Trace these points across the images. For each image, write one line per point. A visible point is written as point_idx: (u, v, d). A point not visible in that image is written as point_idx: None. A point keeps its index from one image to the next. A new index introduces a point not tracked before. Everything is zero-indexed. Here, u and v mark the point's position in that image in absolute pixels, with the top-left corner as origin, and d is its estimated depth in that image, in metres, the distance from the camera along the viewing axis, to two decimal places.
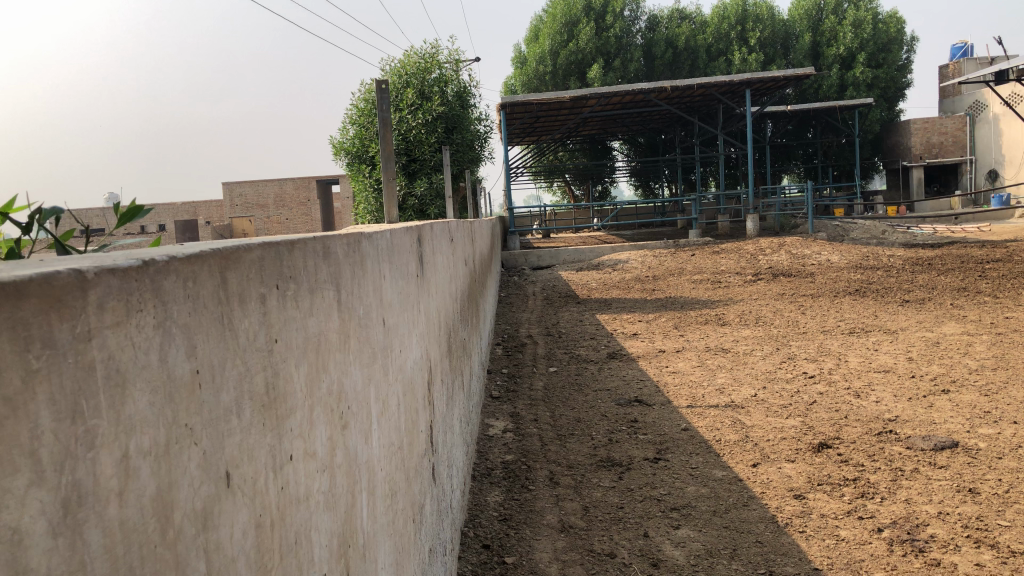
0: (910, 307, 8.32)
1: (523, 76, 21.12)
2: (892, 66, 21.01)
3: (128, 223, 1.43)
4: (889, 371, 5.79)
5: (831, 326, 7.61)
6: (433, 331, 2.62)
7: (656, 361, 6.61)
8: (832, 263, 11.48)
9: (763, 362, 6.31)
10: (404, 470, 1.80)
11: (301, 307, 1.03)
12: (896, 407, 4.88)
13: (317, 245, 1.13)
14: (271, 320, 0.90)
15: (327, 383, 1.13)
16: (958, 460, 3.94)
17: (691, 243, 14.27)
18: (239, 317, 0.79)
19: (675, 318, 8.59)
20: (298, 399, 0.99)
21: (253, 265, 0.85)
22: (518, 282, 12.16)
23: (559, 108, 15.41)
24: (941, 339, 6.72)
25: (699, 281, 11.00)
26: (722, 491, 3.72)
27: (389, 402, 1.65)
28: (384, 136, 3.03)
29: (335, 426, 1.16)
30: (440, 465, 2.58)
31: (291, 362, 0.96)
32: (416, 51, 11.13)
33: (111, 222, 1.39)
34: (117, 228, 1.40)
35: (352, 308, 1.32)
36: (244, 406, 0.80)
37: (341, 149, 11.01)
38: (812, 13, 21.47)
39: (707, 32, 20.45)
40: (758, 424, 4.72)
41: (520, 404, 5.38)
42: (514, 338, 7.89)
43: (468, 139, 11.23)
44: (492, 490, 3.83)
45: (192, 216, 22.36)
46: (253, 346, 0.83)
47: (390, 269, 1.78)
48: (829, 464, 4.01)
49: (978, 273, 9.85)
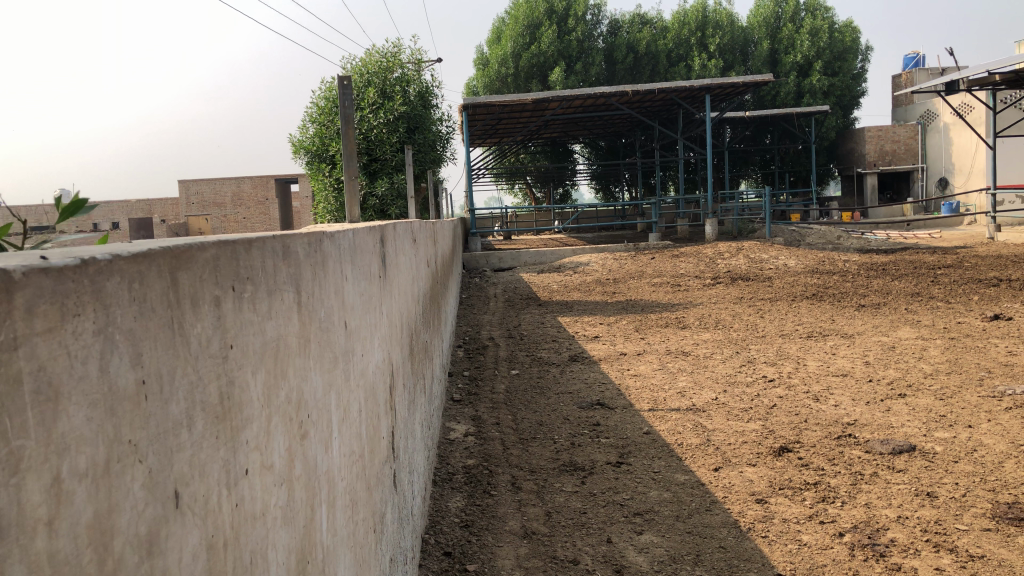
0: (866, 311, 8.45)
1: (485, 78, 21.09)
2: (848, 74, 21.39)
3: (71, 218, 1.34)
4: (847, 375, 5.85)
5: (789, 330, 7.70)
6: (396, 334, 2.55)
7: (617, 364, 6.60)
8: (789, 268, 11.62)
9: (723, 366, 6.34)
10: (365, 479, 1.74)
11: (258, 311, 0.96)
12: (854, 411, 4.93)
13: (276, 243, 1.07)
14: (226, 324, 0.84)
15: (286, 392, 1.07)
16: (915, 464, 3.98)
17: (651, 246, 14.34)
18: (191, 319, 0.73)
19: (636, 321, 8.60)
20: (255, 407, 0.92)
21: (206, 264, 0.79)
22: (479, 284, 12.08)
23: (521, 110, 15.39)
24: (897, 343, 6.83)
25: (660, 284, 11.05)
26: (685, 496, 3.70)
27: (350, 408, 1.59)
28: (346, 136, 2.94)
29: (296, 437, 1.10)
30: (401, 472, 2.52)
31: (246, 368, 0.89)
32: (378, 50, 10.99)
33: (53, 216, 1.29)
34: (58, 224, 1.30)
35: (312, 311, 1.26)
36: (196, 418, 0.73)
37: (300, 147, 10.86)
38: (771, 21, 21.77)
39: (667, 37, 20.62)
40: (719, 428, 4.73)
41: (482, 408, 5.32)
42: (475, 340, 7.84)
43: (430, 139, 11.16)
44: (454, 495, 3.77)
45: (147, 214, 21.91)
46: (206, 353, 0.77)
47: (352, 269, 1.71)
48: (789, 468, 4.02)
49: (930, 279, 10.04)
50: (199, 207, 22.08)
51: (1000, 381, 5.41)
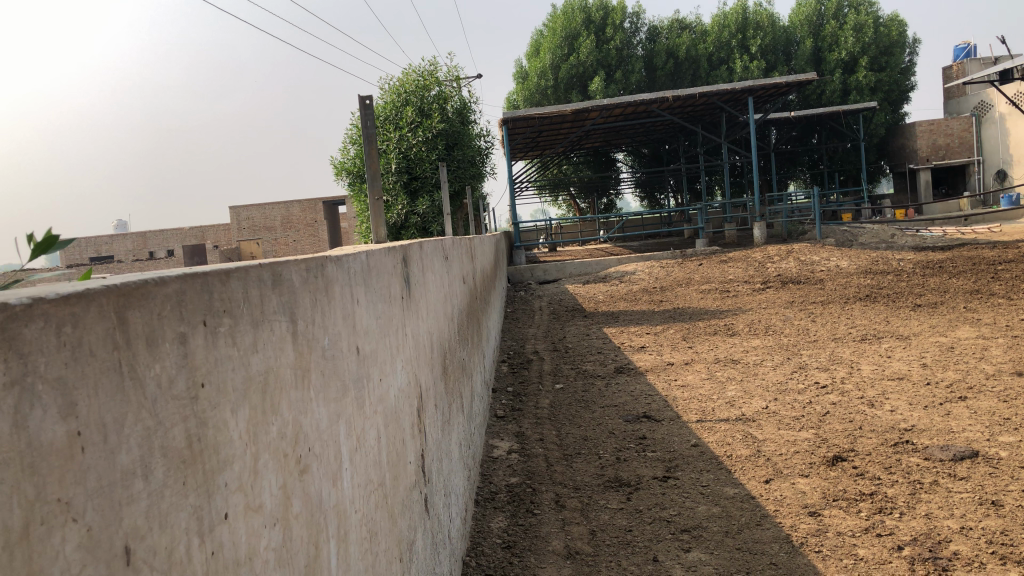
0: (923, 311, 8.17)
1: (525, 91, 21.11)
2: (896, 68, 20.86)
3: (46, 254, 1.31)
4: (904, 379, 5.63)
5: (842, 333, 7.48)
6: (424, 355, 2.50)
7: (664, 374, 6.48)
8: (842, 269, 11.31)
9: (773, 373, 6.17)
10: (388, 507, 1.69)
11: (240, 343, 0.91)
12: (911, 416, 4.74)
13: (264, 272, 1.03)
14: (196, 360, 0.79)
15: (279, 426, 1.02)
16: (979, 471, 3.79)
17: (698, 252, 14.13)
18: (146, 362, 0.69)
19: (684, 330, 8.46)
20: (238, 445, 0.88)
21: (167, 300, 0.75)
22: (525, 298, 12.04)
23: (561, 121, 15.34)
24: (956, 343, 6.57)
25: (708, 291, 10.87)
26: (735, 511, 3.58)
27: (366, 436, 1.55)
28: (369, 157, 2.91)
29: (292, 473, 1.06)
30: (435, 495, 2.47)
31: (223, 407, 0.85)
32: (415, 69, 11.04)
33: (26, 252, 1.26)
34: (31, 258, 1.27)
35: (312, 340, 1.21)
36: (154, 467, 0.68)
37: (342, 169, 10.97)
38: (813, 19, 21.38)
39: (707, 41, 20.43)
40: (770, 438, 4.58)
41: (526, 424, 5.25)
42: (520, 354, 7.78)
43: (469, 155, 11.19)
44: (496, 515, 3.71)
45: (201, 240, 22.42)
46: (169, 397, 0.72)
47: (366, 293, 1.67)
48: (844, 478, 3.87)
49: (991, 275, 9.68)
50: (249, 232, 22.49)
51: None
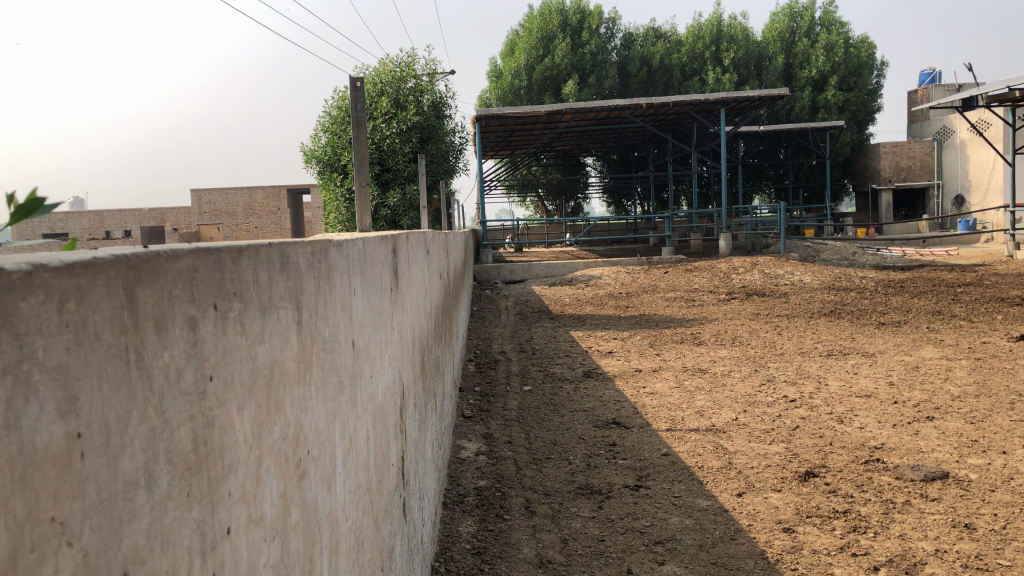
0: (887, 330, 8.25)
1: (498, 90, 20.98)
2: (863, 90, 21.16)
3: (22, 220, 1.17)
4: (871, 396, 5.64)
5: (808, 348, 7.50)
6: (407, 352, 2.38)
7: (633, 381, 6.42)
8: (806, 283, 11.41)
9: (742, 385, 6.14)
10: (374, 513, 1.57)
11: (248, 332, 0.80)
12: (881, 435, 4.73)
13: (273, 252, 0.91)
14: (204, 349, 0.68)
15: (282, 426, 0.91)
16: (950, 492, 3.78)
17: (664, 260, 14.16)
18: (155, 357, 0.57)
19: (651, 337, 8.43)
20: (242, 448, 0.76)
21: (179, 278, 0.63)
22: (491, 297, 11.95)
23: (534, 122, 15.24)
24: (921, 363, 6.62)
25: (674, 299, 10.88)
26: (708, 523, 3.52)
27: (356, 437, 1.43)
28: (357, 139, 2.78)
29: (292, 478, 0.95)
30: (411, 499, 2.35)
31: (230, 404, 0.74)
32: (391, 59, 10.85)
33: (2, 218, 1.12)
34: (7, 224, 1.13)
35: (315, 331, 1.10)
36: (160, 473, 0.57)
37: (312, 157, 10.76)
38: (786, 36, 21.60)
39: (681, 51, 20.53)
40: (741, 450, 4.54)
41: (494, 425, 5.15)
42: (486, 353, 7.68)
43: (443, 150, 11.06)
44: (465, 519, 3.60)
45: (160, 221, 21.92)
46: (176, 391, 0.61)
47: (362, 282, 1.56)
48: (817, 495, 3.83)
49: (951, 297, 9.83)
50: (210, 216, 22.00)
51: None
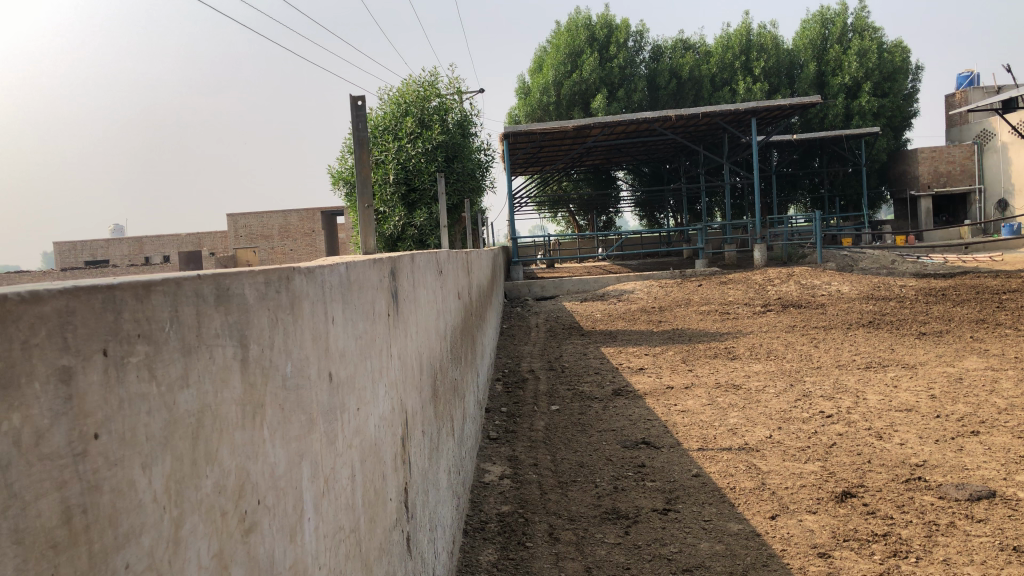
0: (928, 340, 7.97)
1: (527, 107, 20.98)
2: (899, 95, 20.75)
3: None
4: (912, 411, 5.41)
5: (846, 360, 7.28)
6: (411, 378, 2.29)
7: (664, 398, 6.25)
8: (843, 293, 11.13)
9: (777, 401, 5.95)
10: (361, 555, 1.48)
11: (162, 376, 0.71)
12: (923, 451, 4.52)
13: (204, 285, 0.83)
14: (85, 402, 0.59)
15: (217, 477, 0.82)
16: (997, 513, 3.58)
17: (697, 273, 13.94)
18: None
19: (683, 352, 8.25)
20: (150, 510, 0.67)
21: (41, 321, 0.54)
22: (521, 314, 11.88)
23: (563, 138, 15.16)
24: (964, 375, 6.36)
25: (708, 312, 10.68)
26: (739, 549, 3.37)
27: (336, 476, 1.34)
28: (361, 159, 2.71)
29: (233, 535, 0.85)
30: (419, 531, 2.24)
31: (133, 463, 0.65)
32: (415, 79, 10.87)
33: None
34: None
35: (267, 370, 1.00)
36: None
37: (339, 179, 10.82)
38: (817, 43, 21.31)
39: (711, 62, 20.36)
40: (775, 470, 4.37)
41: (519, 447, 5.04)
42: (514, 372, 7.58)
43: (469, 168, 11.02)
44: (486, 547, 3.50)
45: (197, 247, 22.22)
46: (32, 458, 0.52)
47: (344, 310, 1.47)
48: (854, 517, 3.65)
49: (996, 304, 9.51)
50: (246, 240, 22.25)
51: None
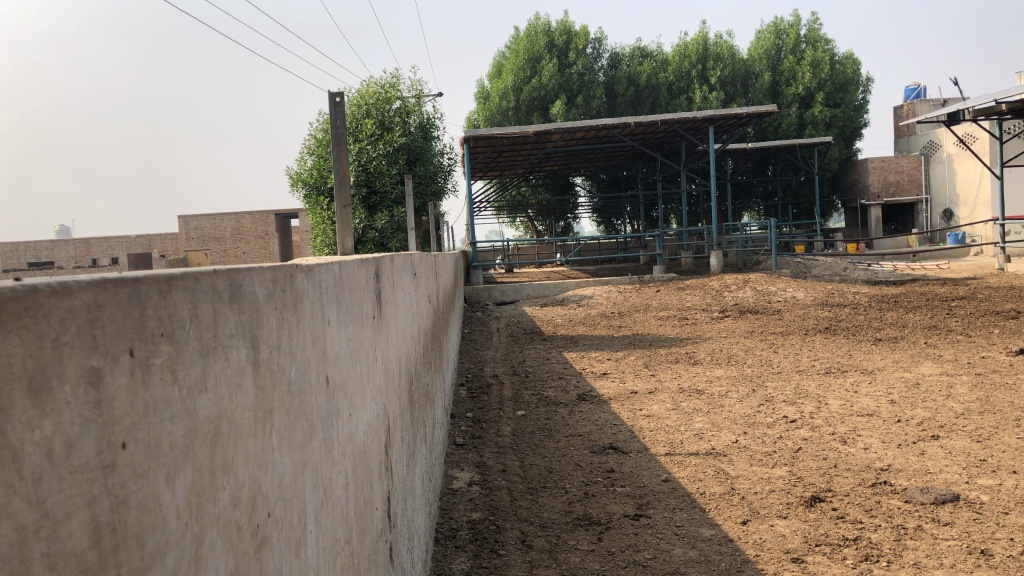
0: (884, 346, 8.12)
1: (486, 111, 20.93)
2: (850, 106, 21.20)
3: None
4: (873, 416, 5.48)
5: (805, 366, 7.37)
6: (393, 384, 2.23)
7: (628, 403, 6.25)
8: (798, 300, 11.28)
9: (740, 406, 5.99)
10: (353, 567, 1.41)
11: (184, 381, 0.65)
12: (887, 456, 4.58)
13: (219, 280, 0.77)
14: (114, 406, 0.53)
15: (233, 489, 0.76)
16: (963, 516, 3.63)
17: (656, 279, 14.02)
18: (16, 441, 0.42)
19: (645, 357, 8.27)
20: (174, 527, 0.61)
21: (73, 314, 0.48)
22: (482, 318, 11.81)
23: (523, 143, 15.14)
24: (921, 380, 6.48)
25: (667, 318, 10.74)
26: (712, 554, 3.36)
27: (333, 487, 1.28)
28: (338, 159, 2.64)
29: (247, 551, 0.79)
30: (399, 541, 2.18)
31: (157, 474, 0.59)
32: (375, 81, 10.78)
33: None
34: None
35: (276, 374, 0.94)
36: (28, 560, 0.43)
37: (298, 180, 10.64)
38: (772, 53, 21.67)
39: (668, 71, 20.58)
40: (743, 474, 4.39)
41: (487, 453, 4.98)
42: (478, 377, 7.51)
43: (431, 171, 10.97)
44: (458, 556, 3.44)
45: (147, 249, 21.66)
46: (64, 471, 0.46)
47: (338, 311, 1.41)
48: (824, 521, 3.67)
49: (946, 311, 9.72)
50: (198, 242, 21.85)
51: None
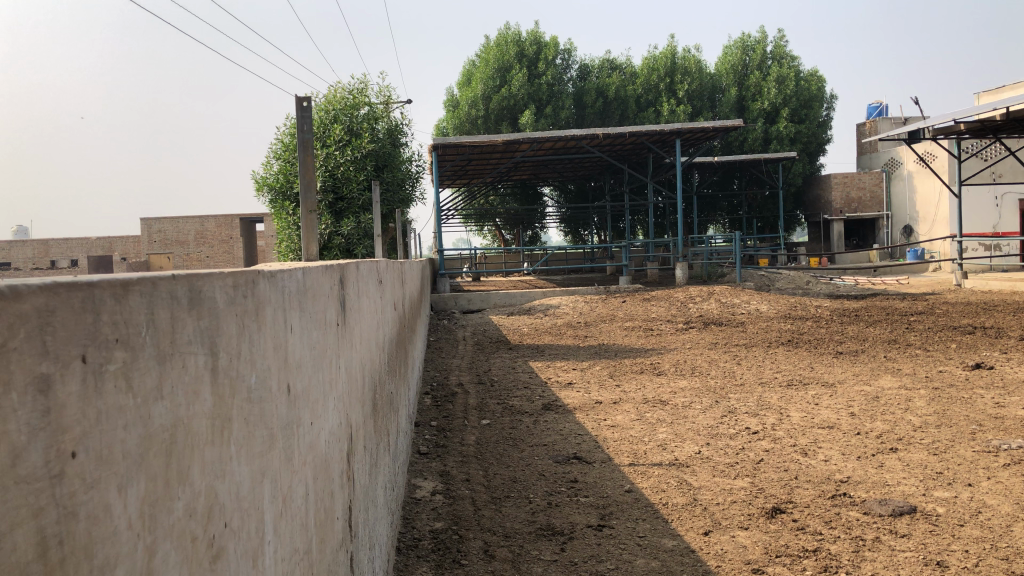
0: (844, 359, 8.24)
1: (455, 119, 20.89)
2: (814, 122, 21.54)
3: None
4: (834, 428, 5.55)
5: (768, 378, 7.45)
6: (355, 393, 2.21)
7: (593, 413, 6.27)
8: (761, 312, 11.41)
9: (703, 417, 6.03)
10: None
11: (138, 388, 0.63)
12: (846, 468, 4.64)
13: (178, 286, 0.75)
14: (66, 415, 0.51)
15: (188, 499, 0.74)
16: (919, 528, 3.69)
17: (621, 289, 14.09)
18: None
19: (610, 367, 8.30)
20: (126, 539, 0.60)
21: (21, 317, 0.47)
22: (448, 327, 11.78)
23: (491, 152, 15.13)
24: (880, 394, 6.57)
25: (632, 328, 10.80)
26: (674, 565, 3.37)
27: (293, 496, 1.26)
28: (304, 163, 2.61)
29: (202, 562, 0.77)
30: (360, 551, 2.15)
31: (108, 483, 0.57)
32: (343, 86, 10.73)
33: None
34: None
35: (235, 380, 0.92)
36: None
37: (263, 184, 10.53)
38: (738, 68, 21.95)
39: (637, 84, 20.76)
40: (706, 485, 4.42)
41: (451, 462, 4.96)
42: (443, 386, 7.48)
43: (399, 178, 10.93)
44: (421, 565, 3.41)
45: (107, 251, 21.27)
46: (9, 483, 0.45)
47: (301, 318, 1.39)
48: (785, 532, 3.71)
49: (905, 325, 9.90)
50: (161, 245, 21.52)
51: (993, 435, 5.17)
